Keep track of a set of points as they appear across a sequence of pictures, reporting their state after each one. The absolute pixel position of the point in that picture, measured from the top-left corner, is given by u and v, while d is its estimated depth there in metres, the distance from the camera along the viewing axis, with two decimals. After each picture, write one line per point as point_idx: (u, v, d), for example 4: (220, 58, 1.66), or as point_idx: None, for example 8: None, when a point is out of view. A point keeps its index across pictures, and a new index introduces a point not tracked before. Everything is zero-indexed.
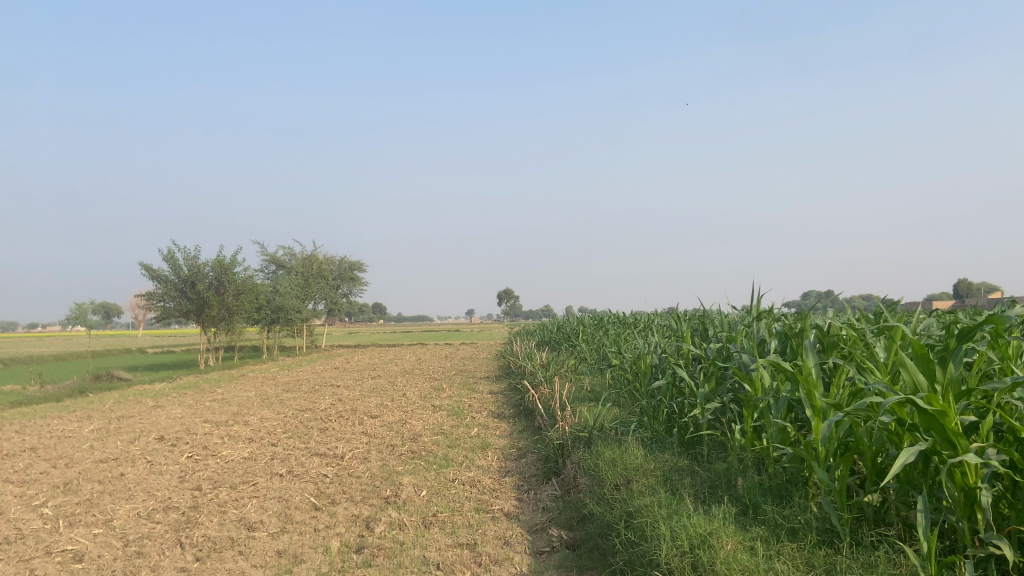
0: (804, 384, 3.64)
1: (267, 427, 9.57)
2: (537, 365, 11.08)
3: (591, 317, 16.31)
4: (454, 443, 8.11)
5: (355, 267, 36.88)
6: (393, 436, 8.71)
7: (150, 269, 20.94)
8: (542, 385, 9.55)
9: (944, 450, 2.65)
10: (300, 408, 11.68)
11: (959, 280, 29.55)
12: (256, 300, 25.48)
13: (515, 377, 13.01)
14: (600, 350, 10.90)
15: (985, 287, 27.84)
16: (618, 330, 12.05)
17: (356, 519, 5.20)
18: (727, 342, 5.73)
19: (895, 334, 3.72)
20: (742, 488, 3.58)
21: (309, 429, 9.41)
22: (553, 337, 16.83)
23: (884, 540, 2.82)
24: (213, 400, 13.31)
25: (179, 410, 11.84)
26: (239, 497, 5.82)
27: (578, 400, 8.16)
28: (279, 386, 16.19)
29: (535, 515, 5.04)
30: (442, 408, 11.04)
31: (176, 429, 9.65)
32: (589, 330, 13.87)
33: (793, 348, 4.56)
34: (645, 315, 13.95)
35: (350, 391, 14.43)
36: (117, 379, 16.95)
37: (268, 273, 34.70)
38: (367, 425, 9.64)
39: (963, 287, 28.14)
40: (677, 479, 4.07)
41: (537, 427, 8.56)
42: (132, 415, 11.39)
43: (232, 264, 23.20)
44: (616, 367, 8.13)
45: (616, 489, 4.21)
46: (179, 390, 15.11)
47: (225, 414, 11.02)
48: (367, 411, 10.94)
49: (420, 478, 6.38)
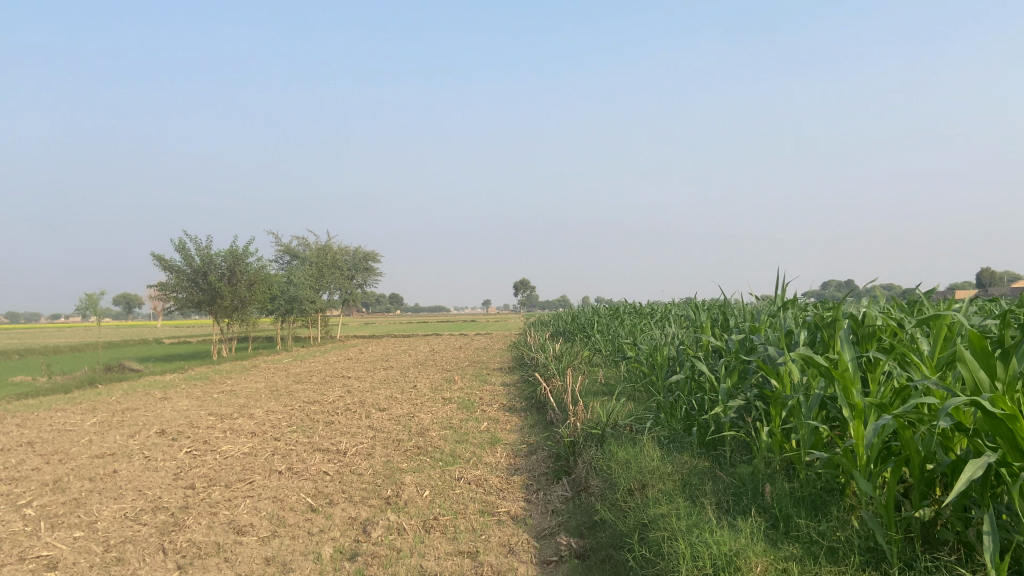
0: (842, 379, 3.26)
1: (271, 421, 9.32)
2: (550, 356, 10.73)
3: (607, 307, 15.90)
4: (463, 438, 7.78)
5: (369, 257, 36.61)
6: (400, 431, 8.39)
7: (162, 260, 20.81)
8: (554, 378, 9.20)
9: (1014, 462, 2.26)
10: (308, 400, 11.43)
11: (983, 271, 28.81)
12: (269, 290, 25.30)
13: (528, 369, 12.65)
14: (616, 341, 10.52)
15: (1008, 276, 27.13)
16: (634, 320, 11.66)
17: (353, 522, 4.88)
18: (750, 334, 5.36)
19: (943, 326, 3.35)
20: (770, 496, 3.21)
21: (314, 422, 9.14)
22: (568, 327, 16.44)
23: (941, 565, 2.44)
24: (221, 392, 13.11)
25: (185, 402, 11.62)
26: (233, 497, 5.52)
27: (592, 393, 7.80)
28: (289, 377, 15.92)
29: (544, 519, 4.68)
30: (452, 400, 10.74)
31: (179, 423, 9.41)
32: (604, 320, 13.51)
33: (825, 341, 4.19)
34: (662, 305, 13.52)
35: (359, 383, 14.17)
36: (127, 370, 16.82)
37: (282, 263, 34.59)
38: (374, 418, 9.35)
39: (986, 276, 27.34)
40: (697, 483, 3.70)
41: (549, 421, 8.22)
42: (137, 407, 11.18)
43: (244, 254, 23.00)
44: (632, 359, 7.78)
45: (630, 495, 3.85)
46: (188, 381, 14.94)
47: (231, 407, 10.79)
48: (375, 404, 10.63)
49: (424, 476, 6.04)
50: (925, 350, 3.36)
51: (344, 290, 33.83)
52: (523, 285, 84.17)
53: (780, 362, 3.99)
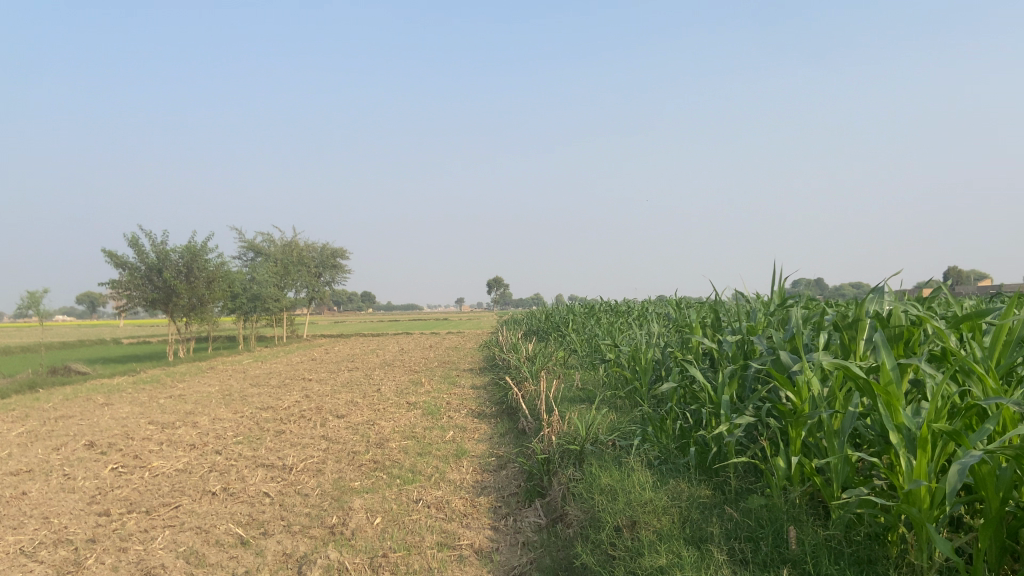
0: (885, 395, 2.60)
1: (217, 431, 8.48)
2: (522, 358, 10.00)
3: (583, 305, 15.22)
4: (425, 451, 7.02)
5: (337, 254, 35.58)
6: (357, 442, 7.61)
7: (114, 256, 19.75)
8: (527, 383, 8.48)
9: None
10: (261, 407, 10.57)
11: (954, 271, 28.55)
12: (230, 287, 24.25)
13: (499, 371, 11.91)
14: (593, 342, 9.83)
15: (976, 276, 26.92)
16: (611, 319, 10.96)
17: (287, 559, 4.12)
18: (748, 337, 4.72)
19: (1004, 328, 2.70)
20: (798, 546, 2.54)
21: (264, 432, 8.32)
22: (542, 327, 15.73)
23: None
24: (169, 397, 12.19)
25: (127, 409, 10.72)
26: (151, 528, 4.73)
27: (569, 400, 7.08)
28: (246, 380, 15.01)
29: (513, 555, 3.93)
30: (417, 406, 9.96)
31: (113, 433, 8.55)
32: (579, 319, 12.81)
33: (846, 345, 3.55)
34: (640, 303, 12.87)
35: (319, 386, 13.31)
36: (74, 373, 15.80)
37: (246, 259, 33.45)
38: (329, 427, 8.56)
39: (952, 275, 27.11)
40: (702, 523, 3.00)
41: (520, 431, 7.49)
42: (72, 415, 10.25)
43: (202, 250, 22.00)
44: (611, 361, 7.08)
45: (618, 536, 3.15)
46: (137, 385, 14.00)
47: (176, 415, 9.91)
48: (333, 411, 9.81)
49: (376, 498, 5.26)
50: (979, 357, 2.74)
51: (311, 287, 32.84)
52: (496, 283, 83.50)
53: (794, 369, 3.34)
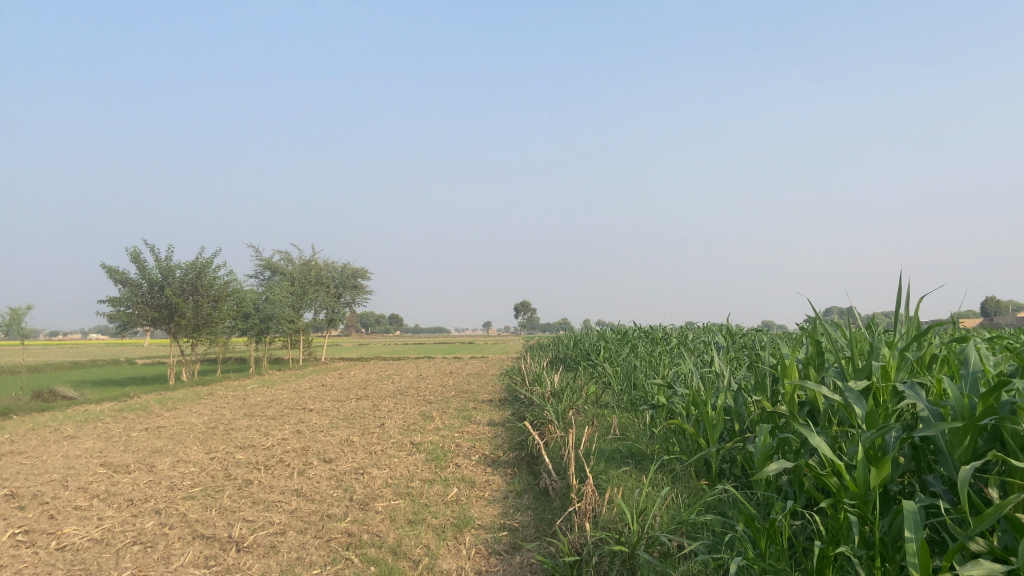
0: None
1: (171, 479, 6.95)
2: (546, 393, 8.33)
3: (616, 330, 13.48)
4: (418, 517, 5.41)
5: (359, 274, 34.16)
6: (337, 500, 6.02)
7: (114, 270, 18.46)
8: (552, 427, 6.84)
9: None
10: (241, 446, 9.01)
11: (991, 301, 27.77)
12: (241, 307, 22.87)
13: (521, 407, 10.21)
14: (631, 375, 8.12)
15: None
16: (651, 348, 9.24)
17: None
18: (882, 384, 3.13)
19: None
20: None
21: (228, 482, 6.77)
22: (571, 354, 13.97)
23: None
24: (143, 430, 10.66)
25: (88, 445, 9.23)
26: None
27: (607, 457, 5.42)
28: (241, 409, 13.50)
29: None
30: (421, 448, 8.33)
31: (48, 480, 7.04)
32: (612, 347, 11.10)
33: None
34: (683, 329, 11.14)
35: (317, 419, 11.70)
36: (57, 399, 14.42)
37: (263, 279, 32.18)
38: (308, 476, 6.98)
39: (993, 304, 27.84)
40: None
41: (544, 492, 5.83)
42: (22, 453, 8.78)
43: (209, 267, 20.69)
44: (661, 406, 5.43)
45: None
46: (118, 414, 12.56)
47: (138, 455, 8.40)
48: (320, 454, 8.21)
49: None
50: None
51: (330, 309, 31.42)
52: (523, 307, 81.94)
53: None
